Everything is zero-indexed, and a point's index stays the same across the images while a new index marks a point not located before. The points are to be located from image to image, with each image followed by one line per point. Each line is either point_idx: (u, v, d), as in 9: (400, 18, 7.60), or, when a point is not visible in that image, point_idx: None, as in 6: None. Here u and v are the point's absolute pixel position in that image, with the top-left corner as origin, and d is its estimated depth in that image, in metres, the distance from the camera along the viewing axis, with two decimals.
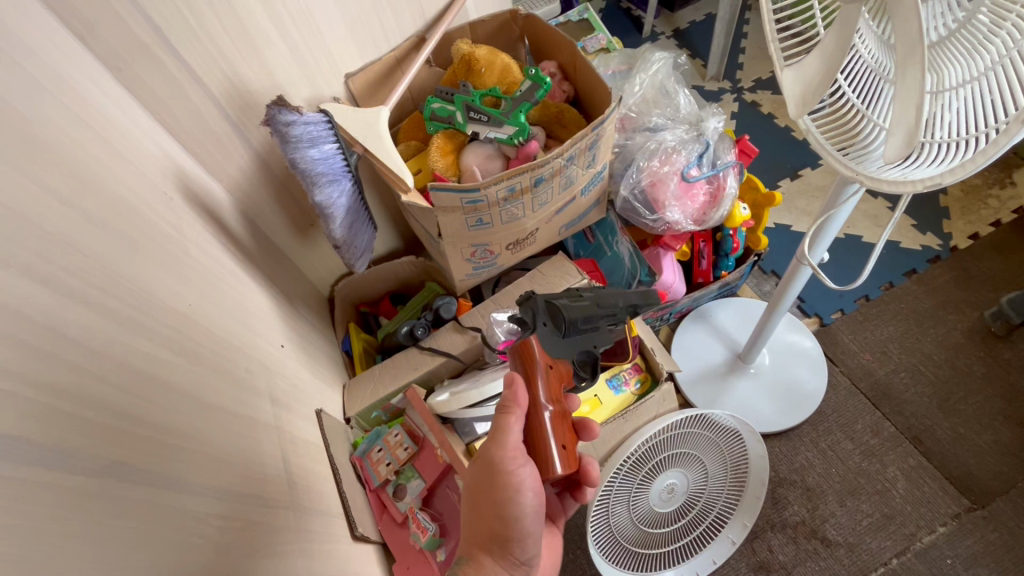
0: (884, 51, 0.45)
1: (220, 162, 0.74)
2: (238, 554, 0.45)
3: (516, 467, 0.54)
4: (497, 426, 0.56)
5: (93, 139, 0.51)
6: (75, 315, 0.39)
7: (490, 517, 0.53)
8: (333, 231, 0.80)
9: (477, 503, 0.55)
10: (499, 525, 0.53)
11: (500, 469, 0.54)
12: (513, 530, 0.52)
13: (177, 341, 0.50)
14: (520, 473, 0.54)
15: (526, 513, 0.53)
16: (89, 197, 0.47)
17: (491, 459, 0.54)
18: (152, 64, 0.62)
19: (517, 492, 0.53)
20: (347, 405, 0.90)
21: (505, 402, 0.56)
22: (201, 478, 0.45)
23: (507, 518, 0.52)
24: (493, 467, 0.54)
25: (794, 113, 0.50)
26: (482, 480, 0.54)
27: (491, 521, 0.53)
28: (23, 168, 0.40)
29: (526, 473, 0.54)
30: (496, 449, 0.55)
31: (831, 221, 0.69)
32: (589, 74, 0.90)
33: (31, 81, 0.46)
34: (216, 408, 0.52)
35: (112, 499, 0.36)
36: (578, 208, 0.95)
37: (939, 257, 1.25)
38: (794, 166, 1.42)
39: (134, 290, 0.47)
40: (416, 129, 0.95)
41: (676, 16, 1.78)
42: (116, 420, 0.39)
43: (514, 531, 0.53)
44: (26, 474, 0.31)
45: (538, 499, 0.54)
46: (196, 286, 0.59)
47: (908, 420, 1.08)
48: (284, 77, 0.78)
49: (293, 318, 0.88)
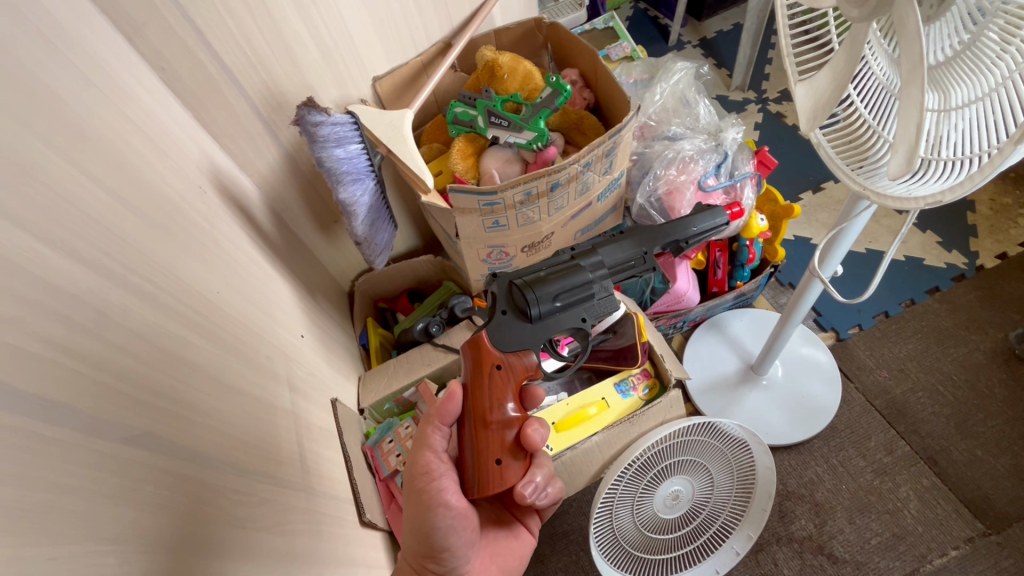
0: (894, 68, 0.46)
1: (251, 158, 0.78)
2: (253, 527, 0.48)
3: (432, 481, 0.60)
4: (424, 440, 0.64)
5: (135, 133, 0.55)
6: (114, 295, 0.42)
7: (411, 530, 0.60)
8: (355, 227, 0.83)
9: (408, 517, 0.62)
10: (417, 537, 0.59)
11: (417, 483, 0.61)
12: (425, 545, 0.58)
13: (204, 326, 0.53)
14: (434, 488, 0.60)
15: (436, 530, 0.58)
16: (131, 189, 0.50)
17: (414, 475, 0.62)
18: (193, 65, 0.66)
19: (433, 504, 0.59)
20: (361, 396, 0.93)
21: (437, 414, 0.63)
22: (220, 454, 0.48)
23: (419, 533, 0.58)
24: (414, 481, 0.61)
25: (804, 127, 0.51)
26: (407, 494, 0.62)
27: (411, 534, 0.59)
28: (73, 158, 0.44)
29: (443, 486, 0.60)
30: (419, 463, 0.62)
31: (844, 235, 0.70)
32: (609, 83, 0.91)
33: (83, 79, 0.50)
34: (237, 390, 0.55)
35: (141, 467, 0.38)
36: (594, 214, 0.96)
37: (963, 276, 1.23)
38: (817, 179, 1.41)
39: (167, 275, 0.51)
40: (439, 131, 0.97)
41: (703, 26, 1.78)
42: (147, 395, 0.42)
43: (432, 544, 0.58)
44: (66, 437, 0.33)
45: (455, 513, 0.59)
46: (223, 274, 0.62)
47: (923, 440, 1.06)
48: (315, 79, 0.82)
49: (313, 310, 0.91)
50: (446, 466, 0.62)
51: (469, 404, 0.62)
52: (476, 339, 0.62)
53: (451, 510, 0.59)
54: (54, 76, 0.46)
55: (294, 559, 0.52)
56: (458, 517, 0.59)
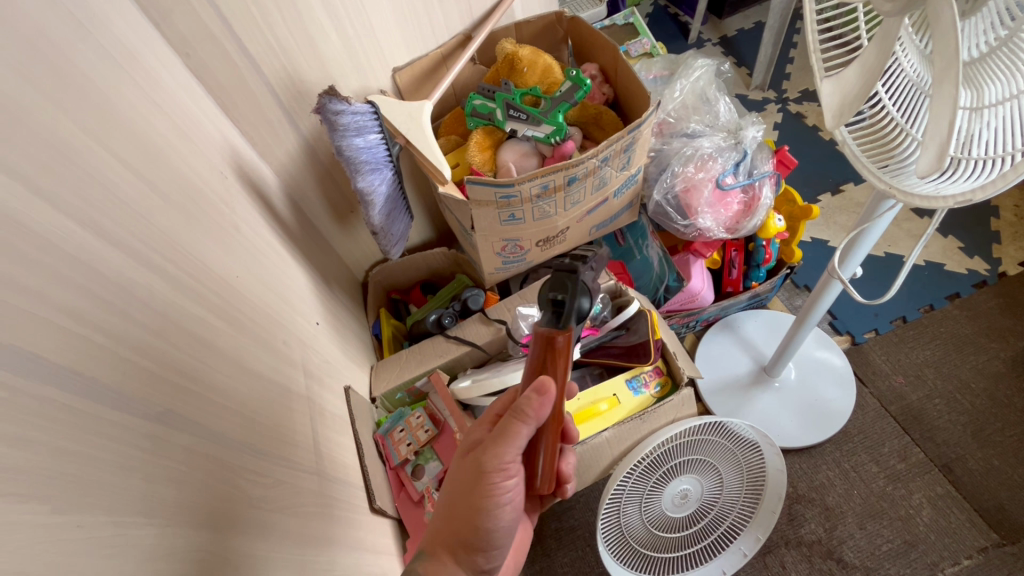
0: (925, 65, 0.45)
1: (271, 145, 0.79)
2: (268, 508, 0.49)
3: (506, 478, 0.54)
4: (506, 432, 0.53)
5: (161, 117, 0.55)
6: (139, 274, 0.43)
7: (468, 526, 0.53)
8: (372, 217, 0.83)
9: (455, 502, 0.55)
10: (469, 532, 0.53)
11: (491, 479, 0.53)
12: (481, 542, 0.54)
13: (224, 309, 0.54)
14: (506, 487, 0.54)
15: (498, 528, 0.54)
16: (157, 173, 0.51)
17: (489, 468, 0.53)
18: (218, 52, 0.66)
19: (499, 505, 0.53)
20: (373, 385, 0.94)
21: (529, 413, 0.52)
22: (238, 434, 0.49)
23: (480, 530, 0.53)
24: (488, 475, 0.53)
25: (830, 124, 0.50)
26: (472, 486, 0.53)
27: (467, 530, 0.53)
28: (101, 139, 0.45)
29: (512, 487, 0.54)
30: (496, 457, 0.53)
31: (865, 237, 0.69)
32: (629, 78, 0.91)
33: (115, 64, 0.50)
34: (255, 373, 0.56)
35: (164, 443, 0.39)
36: (610, 210, 0.96)
37: (985, 282, 1.20)
38: (836, 181, 1.39)
39: (191, 259, 0.51)
40: (457, 123, 0.98)
41: (724, 23, 1.76)
42: (171, 373, 0.43)
43: (485, 542, 0.54)
44: (94, 410, 0.34)
45: (515, 512, 0.56)
46: (242, 259, 0.63)
47: (939, 447, 1.04)
48: (336, 68, 0.82)
49: (328, 298, 0.92)
50: (518, 462, 0.55)
51: (559, 406, 0.54)
52: (568, 338, 0.51)
53: (514, 507, 0.55)
54: (85, 58, 0.46)
55: (307, 541, 0.53)
56: (515, 515, 0.56)
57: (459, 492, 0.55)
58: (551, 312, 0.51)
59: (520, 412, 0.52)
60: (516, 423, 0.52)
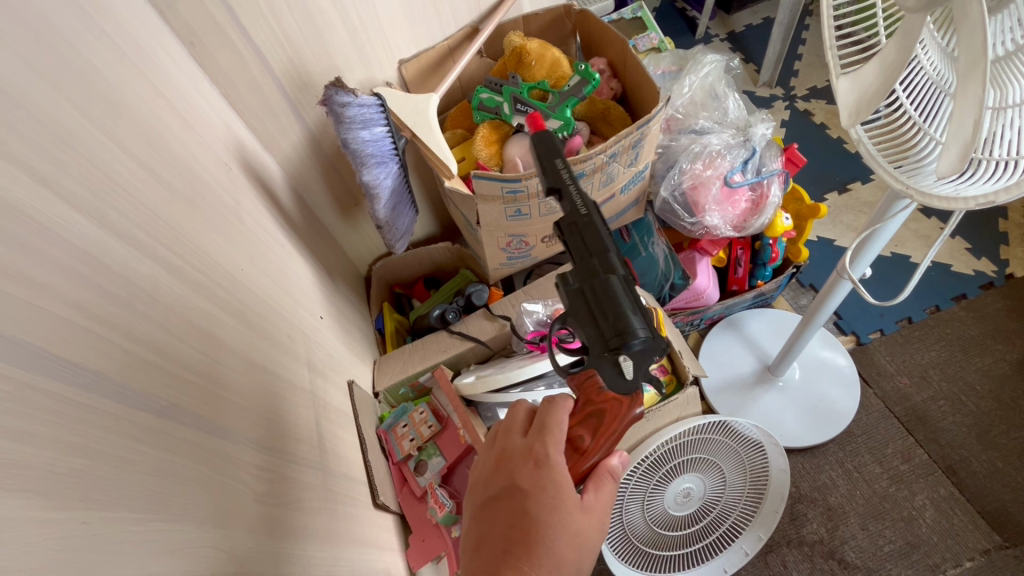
0: (946, 64, 0.44)
1: (276, 137, 0.78)
2: (273, 503, 0.49)
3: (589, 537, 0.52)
4: (604, 488, 0.54)
5: (165, 107, 0.55)
6: (144, 266, 0.43)
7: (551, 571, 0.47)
8: (377, 211, 0.83)
9: (526, 541, 0.48)
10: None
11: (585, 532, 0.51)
12: None
13: (229, 302, 0.54)
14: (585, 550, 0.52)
15: None
16: (162, 164, 0.51)
17: (587, 518, 0.51)
18: (222, 41, 0.65)
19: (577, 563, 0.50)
20: (376, 380, 0.93)
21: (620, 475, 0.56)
22: (243, 429, 0.48)
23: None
24: (585, 527, 0.51)
25: (846, 122, 0.49)
26: (564, 531, 0.49)
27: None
28: (105, 129, 0.44)
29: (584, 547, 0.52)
30: (593, 511, 0.52)
31: (876, 237, 0.68)
32: (637, 72, 0.90)
33: (120, 53, 0.50)
34: (260, 367, 0.56)
35: (168, 437, 0.39)
36: (616, 206, 0.95)
37: (992, 284, 1.20)
38: (843, 179, 1.38)
39: (196, 251, 0.51)
40: (463, 117, 0.96)
41: (732, 19, 1.74)
42: (176, 367, 0.42)
43: None
44: (98, 403, 0.34)
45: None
46: (247, 252, 0.62)
47: (942, 449, 1.04)
48: (341, 59, 0.81)
49: (332, 291, 0.92)
50: None
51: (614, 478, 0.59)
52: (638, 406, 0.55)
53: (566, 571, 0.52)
54: (89, 45, 0.45)
55: (311, 536, 0.52)
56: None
57: (533, 529, 0.49)
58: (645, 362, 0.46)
59: (614, 471, 0.55)
60: (611, 480, 0.55)
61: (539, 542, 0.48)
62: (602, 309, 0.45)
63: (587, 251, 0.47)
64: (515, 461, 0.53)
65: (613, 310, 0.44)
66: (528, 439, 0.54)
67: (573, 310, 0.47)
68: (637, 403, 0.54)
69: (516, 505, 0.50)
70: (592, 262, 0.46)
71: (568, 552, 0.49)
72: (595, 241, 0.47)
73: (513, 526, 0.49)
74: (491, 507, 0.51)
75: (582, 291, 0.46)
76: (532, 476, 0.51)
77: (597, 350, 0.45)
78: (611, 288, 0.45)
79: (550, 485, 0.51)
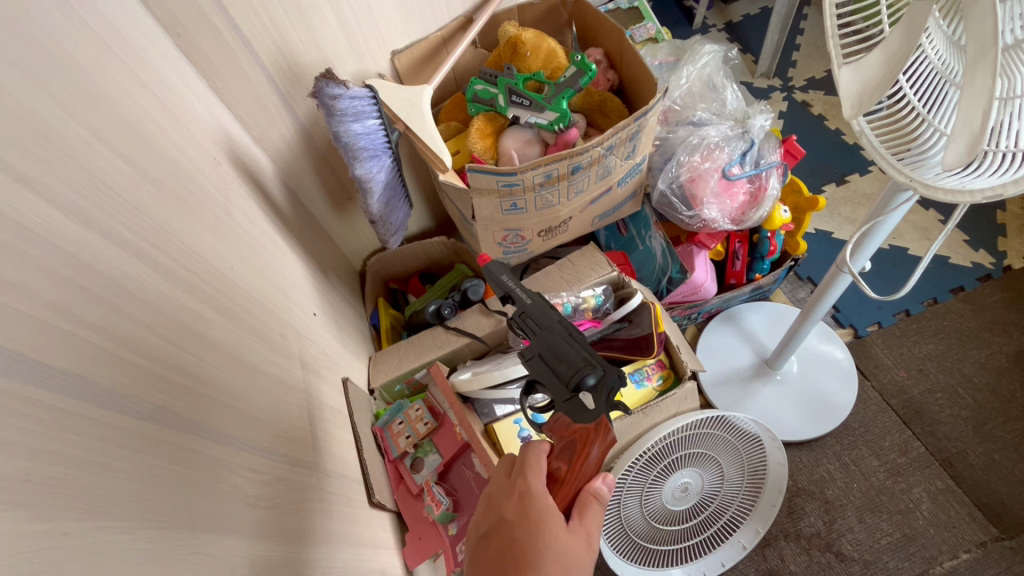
0: (951, 53, 0.42)
1: (266, 131, 0.77)
2: (265, 506, 0.48)
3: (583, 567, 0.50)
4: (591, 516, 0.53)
5: (152, 102, 0.53)
6: (130, 266, 0.41)
7: None
8: (370, 205, 0.81)
9: (517, 571, 0.47)
10: None
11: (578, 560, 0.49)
12: None
13: (218, 301, 0.53)
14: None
15: None
16: (149, 160, 0.49)
17: (577, 547, 0.50)
18: (210, 31, 0.64)
19: None
20: (371, 377, 0.92)
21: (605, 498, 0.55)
22: (235, 431, 0.48)
23: None
24: (576, 556, 0.49)
25: (847, 114, 0.48)
26: (555, 558, 0.48)
27: None
28: (88, 124, 0.43)
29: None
30: (582, 539, 0.51)
31: (877, 230, 0.67)
32: (635, 63, 0.88)
33: (101, 44, 0.48)
34: (252, 367, 0.55)
35: (155, 441, 0.38)
36: (613, 200, 0.94)
37: (990, 276, 1.19)
38: (841, 171, 1.37)
39: (185, 250, 0.50)
40: (458, 109, 0.95)
41: (729, 8, 1.72)
42: (164, 369, 0.41)
43: None
44: (82, 408, 0.33)
45: None
46: (237, 249, 0.61)
47: (939, 442, 1.04)
48: (332, 50, 0.79)
49: (325, 287, 0.90)
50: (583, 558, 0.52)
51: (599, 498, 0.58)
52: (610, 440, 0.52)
53: None
54: (70, 37, 0.44)
55: (304, 539, 0.51)
56: None
57: (523, 555, 0.48)
58: (607, 394, 0.51)
59: (597, 493, 0.55)
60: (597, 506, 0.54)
61: (530, 567, 0.47)
62: (560, 363, 0.51)
63: (538, 328, 0.54)
64: (499, 497, 0.53)
65: (565, 359, 0.51)
66: (510, 477, 0.55)
67: (535, 374, 0.53)
68: (605, 433, 0.52)
69: (504, 539, 0.49)
70: (545, 335, 0.53)
71: (561, 574, 0.47)
72: (546, 321, 0.54)
73: (504, 558, 0.48)
74: (482, 545, 0.51)
75: (538, 356, 0.53)
76: (517, 506, 0.51)
77: (561, 396, 0.51)
78: (560, 344, 0.52)
79: (535, 511, 0.50)
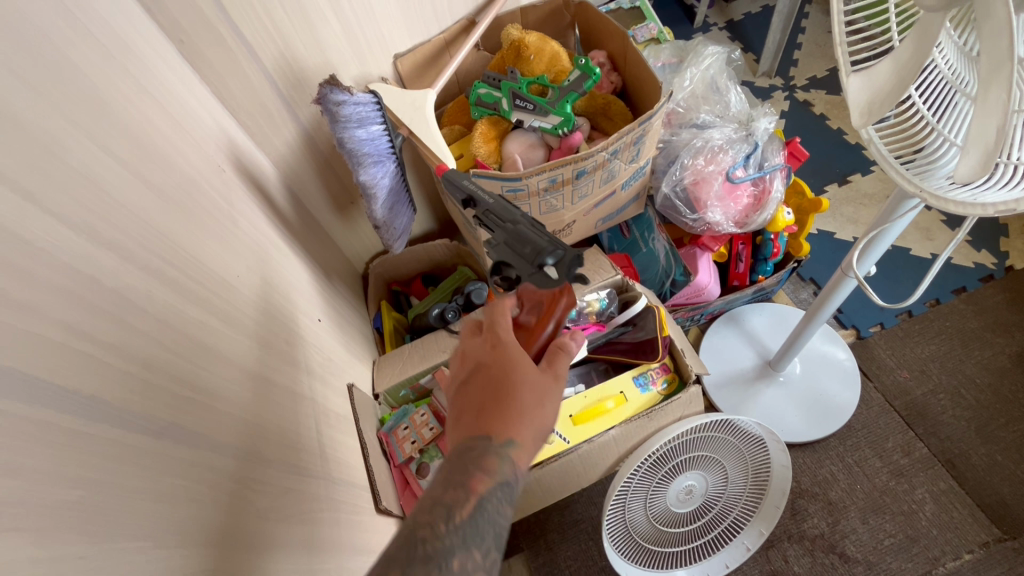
0: (964, 65, 0.42)
1: (269, 136, 0.76)
2: (275, 518, 0.48)
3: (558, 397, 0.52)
4: (564, 355, 0.55)
5: (156, 111, 0.53)
6: (138, 280, 0.41)
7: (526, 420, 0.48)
8: (374, 211, 0.81)
9: (499, 399, 0.49)
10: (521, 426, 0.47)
11: (553, 390, 0.52)
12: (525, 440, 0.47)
13: (225, 311, 0.52)
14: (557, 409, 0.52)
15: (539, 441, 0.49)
16: (154, 171, 0.49)
17: (551, 377, 0.53)
18: (212, 37, 0.63)
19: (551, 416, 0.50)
20: (376, 381, 0.92)
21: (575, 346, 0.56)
22: (243, 442, 0.47)
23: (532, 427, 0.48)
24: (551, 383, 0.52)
25: (857, 122, 0.48)
26: (532, 385, 0.50)
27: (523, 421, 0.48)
28: (94, 137, 0.42)
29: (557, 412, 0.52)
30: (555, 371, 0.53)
31: (883, 236, 0.67)
32: (639, 66, 0.88)
33: (103, 52, 0.47)
34: (259, 377, 0.55)
35: (165, 458, 0.37)
36: (617, 202, 0.94)
37: (992, 277, 1.20)
38: (843, 171, 1.37)
39: (190, 261, 0.49)
40: (460, 112, 0.95)
41: (730, 7, 1.72)
42: (173, 383, 0.41)
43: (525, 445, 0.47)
44: (92, 428, 0.32)
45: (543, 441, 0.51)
46: (242, 257, 0.61)
47: (942, 443, 1.05)
48: (335, 54, 0.79)
49: (329, 292, 0.90)
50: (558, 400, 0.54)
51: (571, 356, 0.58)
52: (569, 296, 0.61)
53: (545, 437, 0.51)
54: (75, 48, 0.43)
55: (314, 549, 0.51)
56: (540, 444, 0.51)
57: (503, 388, 0.49)
58: (568, 269, 0.52)
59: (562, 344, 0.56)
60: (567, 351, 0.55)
61: (512, 394, 0.49)
62: (520, 244, 0.55)
63: (501, 221, 0.59)
64: (473, 351, 0.54)
65: (529, 241, 0.54)
66: (483, 334, 0.56)
67: (502, 259, 0.57)
68: (569, 293, 0.61)
69: (482, 381, 0.51)
70: (507, 224, 0.57)
71: (537, 400, 0.49)
72: (507, 212, 0.59)
73: (485, 392, 0.50)
74: (461, 390, 0.52)
75: (504, 243, 0.57)
76: (493, 353, 0.53)
77: (528, 273, 0.54)
78: (523, 229, 0.55)
79: (510, 354, 0.52)
